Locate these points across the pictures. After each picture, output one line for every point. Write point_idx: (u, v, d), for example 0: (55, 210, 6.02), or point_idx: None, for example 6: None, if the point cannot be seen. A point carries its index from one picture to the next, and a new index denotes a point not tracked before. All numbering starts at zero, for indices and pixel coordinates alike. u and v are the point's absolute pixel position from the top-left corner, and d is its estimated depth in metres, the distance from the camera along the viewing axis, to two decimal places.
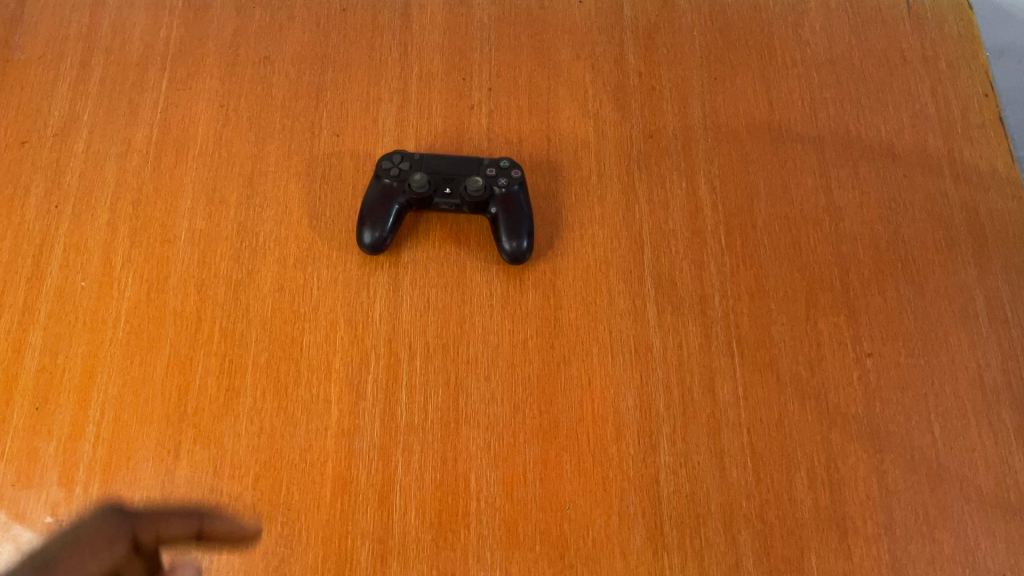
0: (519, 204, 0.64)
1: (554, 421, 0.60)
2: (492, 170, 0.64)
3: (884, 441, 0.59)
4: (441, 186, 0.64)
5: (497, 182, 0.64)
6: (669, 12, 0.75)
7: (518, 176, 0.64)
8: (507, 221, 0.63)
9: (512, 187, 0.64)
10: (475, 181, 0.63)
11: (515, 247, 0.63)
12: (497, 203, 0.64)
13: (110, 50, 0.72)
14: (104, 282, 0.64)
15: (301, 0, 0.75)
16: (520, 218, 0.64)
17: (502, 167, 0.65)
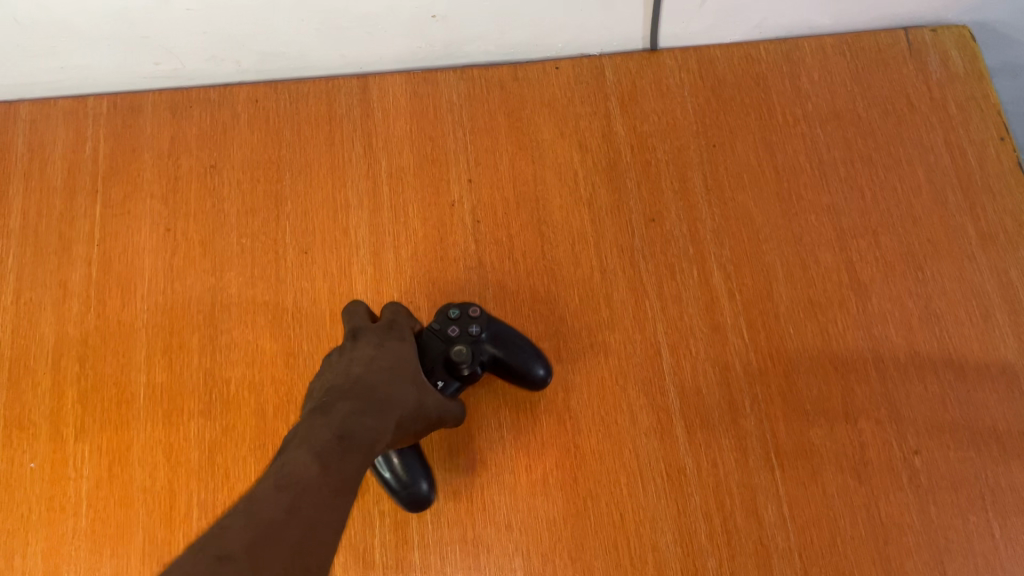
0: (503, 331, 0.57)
1: (588, 571, 0.54)
2: (452, 326, 0.56)
3: (945, 551, 0.54)
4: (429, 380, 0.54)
5: (469, 329, 0.55)
6: (655, 72, 0.68)
7: (472, 310, 0.56)
8: (512, 360, 0.56)
9: (482, 324, 0.56)
10: (457, 349, 0.54)
11: (537, 376, 0.56)
12: (491, 346, 0.56)
13: (30, 174, 0.63)
14: (57, 461, 0.55)
15: (244, 93, 0.66)
16: (517, 340, 0.56)
17: (449, 315, 0.56)
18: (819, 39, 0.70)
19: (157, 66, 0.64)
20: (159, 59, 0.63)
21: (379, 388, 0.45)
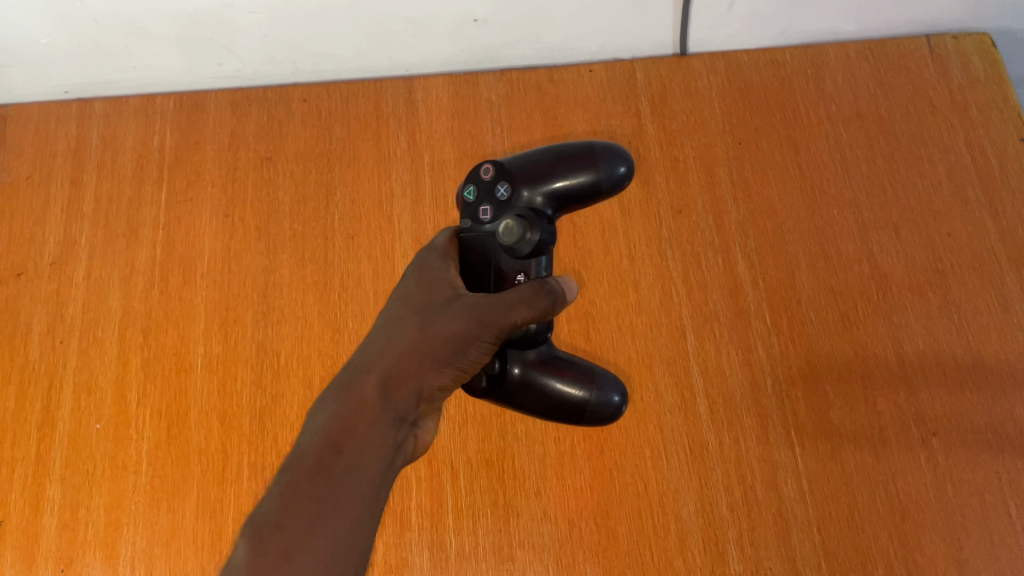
0: (538, 164, 0.47)
1: (613, 536, 0.57)
2: (482, 207, 0.48)
3: (961, 527, 0.56)
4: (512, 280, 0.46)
5: (497, 195, 0.47)
6: (685, 74, 0.71)
7: (483, 176, 0.48)
8: (565, 185, 0.47)
9: (502, 181, 0.48)
10: (504, 225, 0.46)
11: (608, 175, 0.47)
12: (534, 189, 0.47)
13: (102, 164, 0.69)
14: (120, 422, 0.60)
15: (298, 91, 0.71)
16: (556, 162, 0.47)
17: (471, 203, 0.48)
18: (843, 44, 0.73)
19: (220, 66, 0.69)
20: (223, 60, 0.69)
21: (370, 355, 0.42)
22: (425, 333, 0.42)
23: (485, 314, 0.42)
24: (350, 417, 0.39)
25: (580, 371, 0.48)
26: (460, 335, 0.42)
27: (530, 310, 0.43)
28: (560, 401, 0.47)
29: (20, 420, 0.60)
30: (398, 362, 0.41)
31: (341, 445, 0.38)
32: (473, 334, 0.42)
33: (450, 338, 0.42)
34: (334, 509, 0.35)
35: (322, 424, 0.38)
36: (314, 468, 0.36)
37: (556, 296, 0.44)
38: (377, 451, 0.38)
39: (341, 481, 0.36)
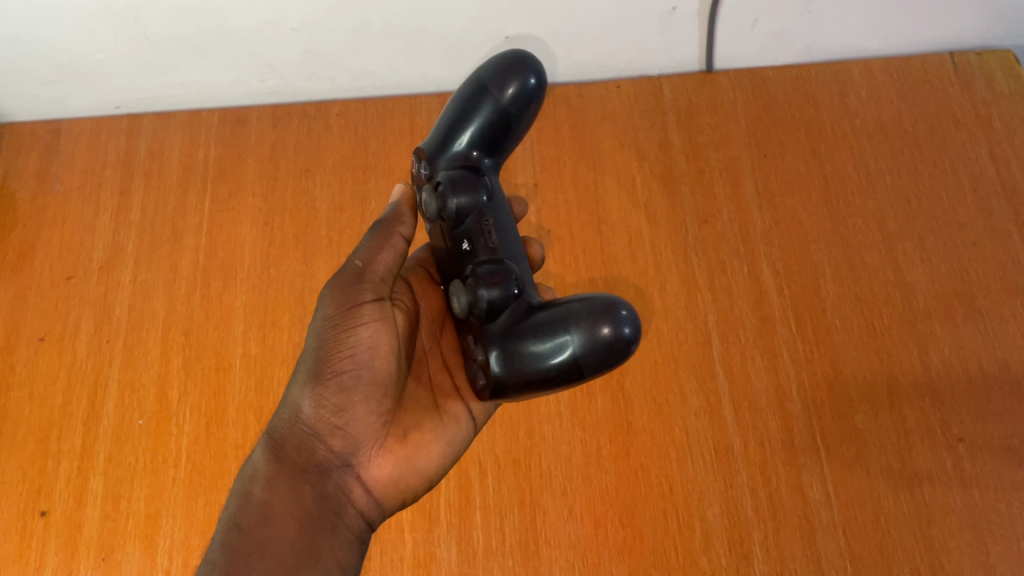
0: (445, 125, 0.47)
1: (638, 536, 0.57)
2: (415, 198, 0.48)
3: (988, 532, 0.56)
4: (459, 254, 0.44)
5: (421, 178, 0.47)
6: (711, 91, 0.73)
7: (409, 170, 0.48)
8: (474, 127, 0.45)
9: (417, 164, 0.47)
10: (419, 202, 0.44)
11: (511, 87, 0.45)
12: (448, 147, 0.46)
13: (150, 174, 0.72)
14: (162, 418, 0.62)
15: (337, 107, 0.74)
16: (456, 111, 0.46)
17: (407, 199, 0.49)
18: (867, 61, 0.74)
19: (262, 82, 0.72)
20: (265, 76, 0.71)
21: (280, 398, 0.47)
22: (300, 373, 0.45)
23: (336, 310, 0.45)
24: (252, 488, 0.44)
25: (585, 311, 0.39)
26: (318, 349, 0.44)
27: (387, 256, 0.47)
28: (572, 345, 0.39)
29: (66, 415, 0.63)
30: (284, 413, 0.45)
31: (240, 523, 0.42)
32: (340, 324, 0.44)
33: (312, 357, 0.45)
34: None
35: (232, 503, 0.43)
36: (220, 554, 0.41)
37: (396, 227, 0.48)
38: (276, 511, 0.42)
39: (245, 546, 0.41)
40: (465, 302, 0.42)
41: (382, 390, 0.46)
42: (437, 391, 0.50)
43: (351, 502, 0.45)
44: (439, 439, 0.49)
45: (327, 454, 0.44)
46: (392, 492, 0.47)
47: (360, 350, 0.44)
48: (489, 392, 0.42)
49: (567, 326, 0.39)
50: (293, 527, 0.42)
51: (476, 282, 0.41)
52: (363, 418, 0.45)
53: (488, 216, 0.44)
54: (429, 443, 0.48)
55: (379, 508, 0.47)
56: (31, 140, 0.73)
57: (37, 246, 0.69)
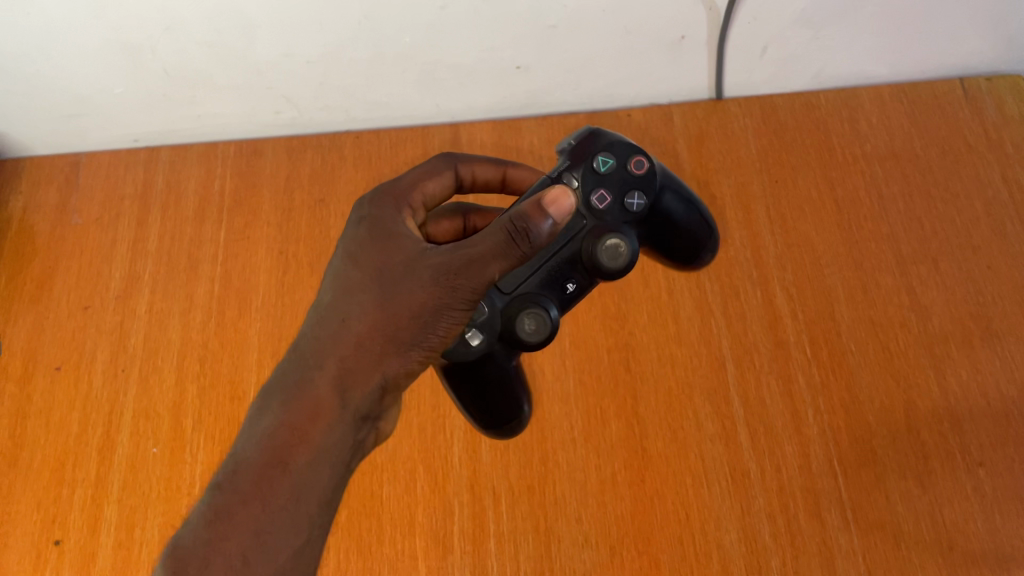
0: (677, 204, 0.52)
1: (655, 563, 0.57)
2: (608, 193, 0.49)
3: (1011, 558, 0.55)
4: (559, 284, 0.49)
5: (631, 203, 0.49)
6: (720, 118, 0.74)
7: (637, 171, 0.49)
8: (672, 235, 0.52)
9: (631, 192, 0.49)
10: (613, 245, 0.48)
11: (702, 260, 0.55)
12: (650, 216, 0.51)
13: (167, 205, 0.73)
14: (176, 447, 0.63)
15: (351, 138, 0.75)
16: (677, 203, 0.51)
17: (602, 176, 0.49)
18: (877, 88, 0.74)
19: (277, 115, 0.73)
20: (280, 108, 0.72)
21: (328, 317, 0.43)
22: (385, 319, 0.41)
23: (456, 284, 0.42)
24: (298, 432, 0.40)
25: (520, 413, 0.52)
26: (427, 314, 0.42)
27: (507, 263, 0.42)
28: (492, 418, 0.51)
29: (80, 444, 0.63)
30: (355, 358, 0.41)
31: (288, 462, 0.39)
32: (457, 298, 0.42)
33: (414, 318, 0.41)
34: (275, 532, 0.38)
35: (271, 436, 0.40)
36: (248, 484, 0.38)
37: (538, 237, 0.42)
38: (325, 460, 0.40)
39: (293, 493, 0.38)
40: (533, 336, 0.47)
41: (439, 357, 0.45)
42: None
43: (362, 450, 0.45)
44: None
45: (377, 409, 0.43)
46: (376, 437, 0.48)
47: (453, 327, 0.43)
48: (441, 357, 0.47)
49: (513, 407, 0.51)
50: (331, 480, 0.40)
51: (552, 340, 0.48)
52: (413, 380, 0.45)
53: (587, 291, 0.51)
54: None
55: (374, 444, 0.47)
56: (51, 174, 0.74)
57: (55, 277, 0.70)
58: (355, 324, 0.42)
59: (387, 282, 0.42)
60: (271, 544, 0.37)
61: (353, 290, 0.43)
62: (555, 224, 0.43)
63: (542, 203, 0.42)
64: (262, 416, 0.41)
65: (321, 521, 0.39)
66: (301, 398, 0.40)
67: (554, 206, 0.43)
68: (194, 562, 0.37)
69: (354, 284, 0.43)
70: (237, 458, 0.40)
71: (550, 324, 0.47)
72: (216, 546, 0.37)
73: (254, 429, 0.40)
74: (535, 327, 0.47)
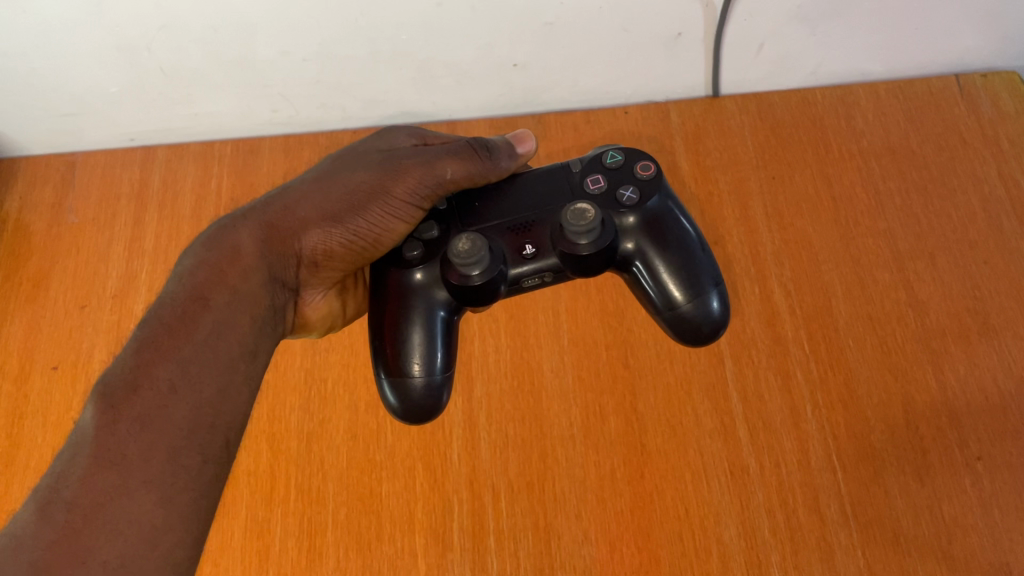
0: (682, 231, 0.48)
1: (654, 558, 0.57)
2: (603, 182, 0.49)
3: (1010, 552, 0.55)
4: (518, 241, 0.48)
5: (623, 197, 0.48)
6: (717, 115, 0.74)
7: (641, 174, 0.49)
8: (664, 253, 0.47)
9: (624, 189, 0.48)
10: (580, 209, 0.46)
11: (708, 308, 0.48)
12: (640, 236, 0.48)
13: (163, 204, 0.73)
14: None
15: (347, 136, 0.75)
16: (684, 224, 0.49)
17: (604, 167, 0.49)
18: (873, 85, 0.74)
19: (274, 113, 0.73)
20: (277, 107, 0.72)
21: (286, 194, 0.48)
22: (321, 193, 0.48)
23: (405, 173, 0.48)
24: (227, 265, 0.44)
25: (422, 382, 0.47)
26: (361, 193, 0.48)
27: (460, 169, 0.48)
28: (393, 369, 0.47)
29: None
30: (286, 216, 0.47)
31: (211, 296, 0.42)
32: (409, 181, 0.48)
33: (346, 194, 0.48)
34: (199, 369, 0.39)
35: (201, 268, 0.43)
36: (175, 320, 0.40)
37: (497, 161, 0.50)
38: (246, 297, 0.43)
39: (211, 331, 0.41)
40: (461, 251, 0.45)
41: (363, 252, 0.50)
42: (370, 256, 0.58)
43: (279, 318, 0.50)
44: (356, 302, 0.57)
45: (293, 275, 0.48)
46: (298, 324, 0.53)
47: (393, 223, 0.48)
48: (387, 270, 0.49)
49: (413, 355, 0.47)
50: (251, 322, 0.43)
51: (479, 266, 0.46)
52: (332, 265, 0.50)
53: (548, 275, 0.48)
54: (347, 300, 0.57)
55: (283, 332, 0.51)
56: (47, 173, 0.74)
57: (52, 276, 0.70)
58: (303, 196, 0.47)
59: (346, 171, 0.49)
60: (196, 376, 0.39)
61: (316, 175, 0.49)
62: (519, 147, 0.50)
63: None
64: (195, 252, 0.45)
65: (244, 360, 0.41)
66: (225, 240, 0.45)
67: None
68: (122, 388, 0.37)
69: (320, 171, 0.49)
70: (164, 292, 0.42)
71: (484, 247, 0.46)
72: (144, 370, 0.38)
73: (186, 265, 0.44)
74: (466, 249, 0.45)
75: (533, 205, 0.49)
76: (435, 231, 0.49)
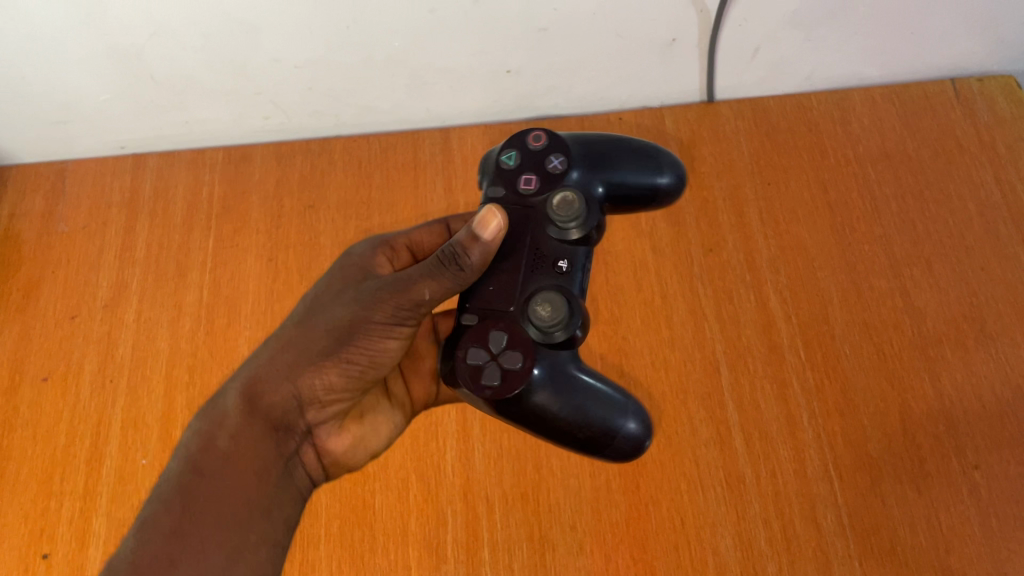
0: (603, 147, 0.49)
1: (650, 570, 0.56)
2: (528, 173, 0.48)
3: (1007, 562, 0.54)
4: (551, 269, 0.46)
5: (551, 164, 0.48)
6: (712, 121, 0.74)
7: (534, 145, 0.49)
8: (612, 170, 0.49)
9: (543, 162, 0.48)
10: (561, 199, 0.46)
11: (666, 174, 0.50)
12: (586, 173, 0.48)
13: (155, 212, 0.72)
14: (165, 458, 0.62)
15: (340, 144, 0.74)
16: (595, 142, 0.50)
17: (509, 170, 0.48)
18: (868, 89, 0.74)
19: (266, 120, 0.72)
20: (269, 114, 0.71)
21: (266, 344, 0.47)
22: (304, 338, 0.46)
23: (379, 303, 0.45)
24: (216, 433, 0.43)
25: (619, 407, 0.45)
26: (339, 330, 0.45)
27: (435, 285, 0.45)
28: (602, 430, 0.44)
29: (69, 456, 0.62)
30: (270, 371, 0.45)
31: (199, 465, 0.42)
32: (389, 304, 0.45)
33: (329, 334, 0.45)
34: (204, 536, 0.39)
35: (190, 443, 0.43)
36: (174, 493, 0.41)
37: (471, 265, 0.45)
38: (241, 457, 0.43)
39: (204, 498, 0.40)
40: (552, 313, 0.44)
41: (366, 380, 0.48)
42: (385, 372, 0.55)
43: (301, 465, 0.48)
44: (388, 422, 0.54)
45: (299, 421, 0.46)
46: (336, 466, 0.50)
47: (383, 346, 0.46)
48: (497, 392, 0.42)
49: (604, 411, 0.44)
50: (253, 480, 0.42)
51: (569, 299, 0.45)
52: (340, 402, 0.48)
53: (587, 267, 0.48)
54: (379, 424, 0.53)
55: (323, 474, 0.50)
56: (37, 182, 0.74)
57: (41, 285, 0.69)
58: (276, 347, 0.46)
59: (320, 313, 0.47)
60: (201, 544, 0.39)
61: (295, 321, 0.47)
62: (488, 248, 0.45)
63: (472, 229, 0.45)
64: (190, 426, 0.45)
65: (254, 519, 0.41)
66: (211, 413, 0.44)
67: (484, 227, 0.45)
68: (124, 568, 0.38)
69: (299, 315, 0.48)
70: (167, 464, 0.43)
71: (553, 295, 0.45)
72: (145, 550, 0.38)
73: (181, 442, 0.44)
74: (549, 312, 0.44)
75: (520, 238, 0.47)
76: (498, 331, 0.44)
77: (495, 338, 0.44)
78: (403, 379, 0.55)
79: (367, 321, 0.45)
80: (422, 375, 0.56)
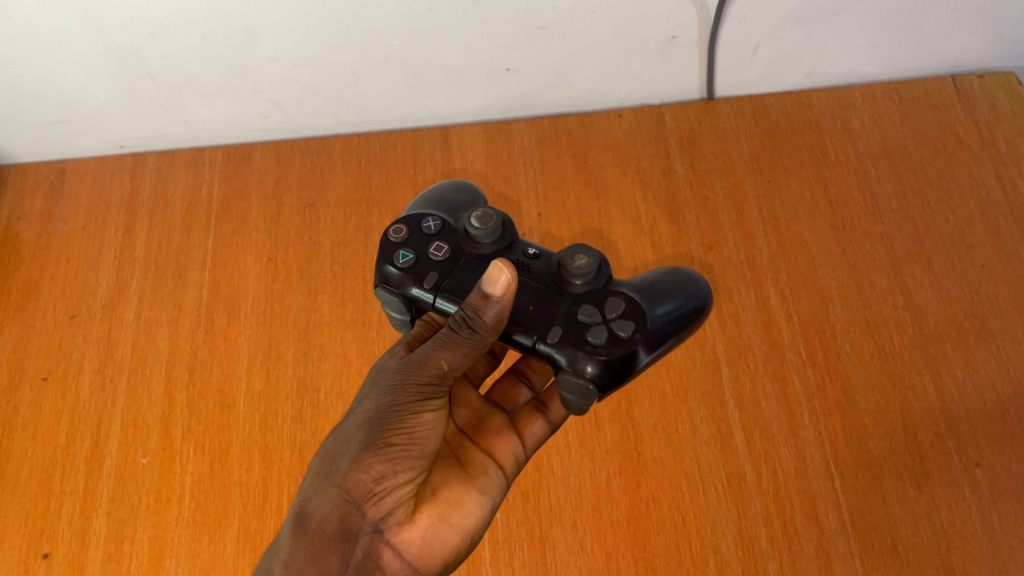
0: (431, 201, 0.53)
1: (651, 569, 0.56)
2: (427, 246, 0.50)
3: (1009, 559, 0.54)
4: (532, 259, 0.49)
5: (427, 230, 0.51)
6: (712, 119, 0.73)
7: (399, 238, 0.50)
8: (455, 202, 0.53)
9: (425, 232, 0.50)
10: (478, 216, 0.49)
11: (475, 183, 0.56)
12: (449, 212, 0.52)
13: (154, 212, 0.72)
14: (165, 457, 0.62)
15: (340, 143, 0.74)
16: (428, 205, 0.53)
17: (416, 258, 0.49)
18: (868, 86, 0.74)
19: (265, 119, 0.72)
20: (268, 113, 0.71)
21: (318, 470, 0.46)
22: (342, 443, 0.44)
23: (399, 385, 0.44)
24: (276, 563, 0.42)
25: (669, 276, 0.49)
26: (367, 422, 0.44)
27: (450, 353, 0.45)
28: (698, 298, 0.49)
29: (69, 456, 0.62)
30: (314, 485, 0.43)
31: None
32: (408, 383, 0.44)
33: (361, 429, 0.44)
34: None
35: None
36: None
37: (484, 326, 0.44)
38: None
39: None
40: (590, 257, 0.47)
41: (419, 460, 0.44)
42: (458, 451, 0.49)
43: (381, 569, 0.42)
44: (474, 496, 0.47)
45: (362, 523, 0.42)
46: (429, 558, 0.43)
47: (417, 421, 0.44)
48: (640, 330, 0.45)
49: (671, 280, 0.49)
50: None
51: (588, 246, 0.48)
52: (403, 490, 0.43)
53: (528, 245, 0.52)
54: (462, 498, 0.46)
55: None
56: (37, 182, 0.74)
57: (41, 285, 0.69)
58: (316, 463, 0.45)
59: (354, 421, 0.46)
60: None
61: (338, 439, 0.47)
62: (503, 307, 0.44)
63: (482, 288, 0.44)
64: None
65: None
66: (273, 556, 0.43)
67: (493, 286, 0.43)
68: None
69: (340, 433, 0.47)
70: None
71: (571, 252, 0.47)
72: None
73: None
74: (584, 256, 0.47)
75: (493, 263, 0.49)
76: (583, 307, 0.46)
77: (587, 315, 0.46)
78: (483, 450, 0.50)
79: (392, 407, 0.44)
80: (499, 435, 0.51)
